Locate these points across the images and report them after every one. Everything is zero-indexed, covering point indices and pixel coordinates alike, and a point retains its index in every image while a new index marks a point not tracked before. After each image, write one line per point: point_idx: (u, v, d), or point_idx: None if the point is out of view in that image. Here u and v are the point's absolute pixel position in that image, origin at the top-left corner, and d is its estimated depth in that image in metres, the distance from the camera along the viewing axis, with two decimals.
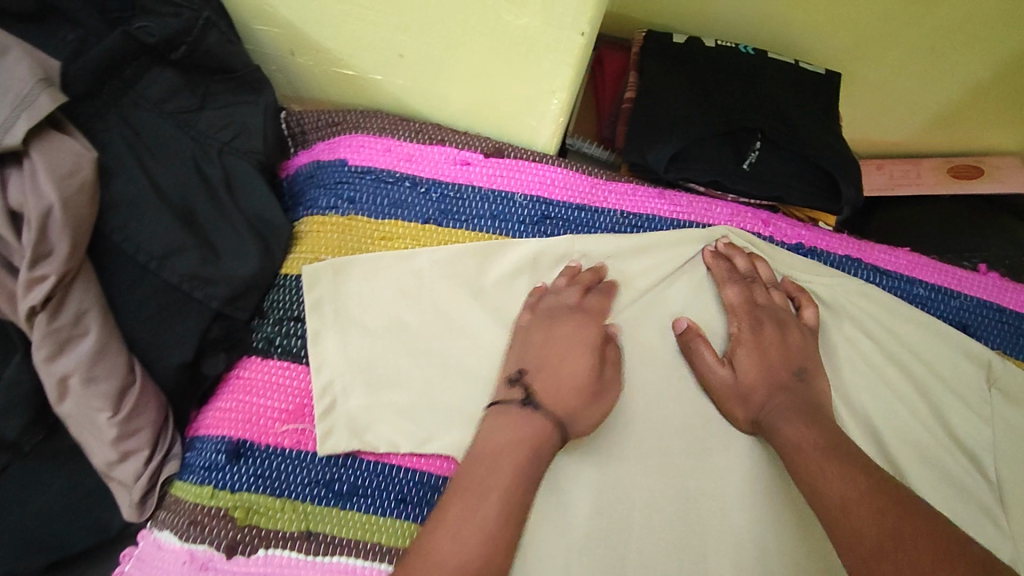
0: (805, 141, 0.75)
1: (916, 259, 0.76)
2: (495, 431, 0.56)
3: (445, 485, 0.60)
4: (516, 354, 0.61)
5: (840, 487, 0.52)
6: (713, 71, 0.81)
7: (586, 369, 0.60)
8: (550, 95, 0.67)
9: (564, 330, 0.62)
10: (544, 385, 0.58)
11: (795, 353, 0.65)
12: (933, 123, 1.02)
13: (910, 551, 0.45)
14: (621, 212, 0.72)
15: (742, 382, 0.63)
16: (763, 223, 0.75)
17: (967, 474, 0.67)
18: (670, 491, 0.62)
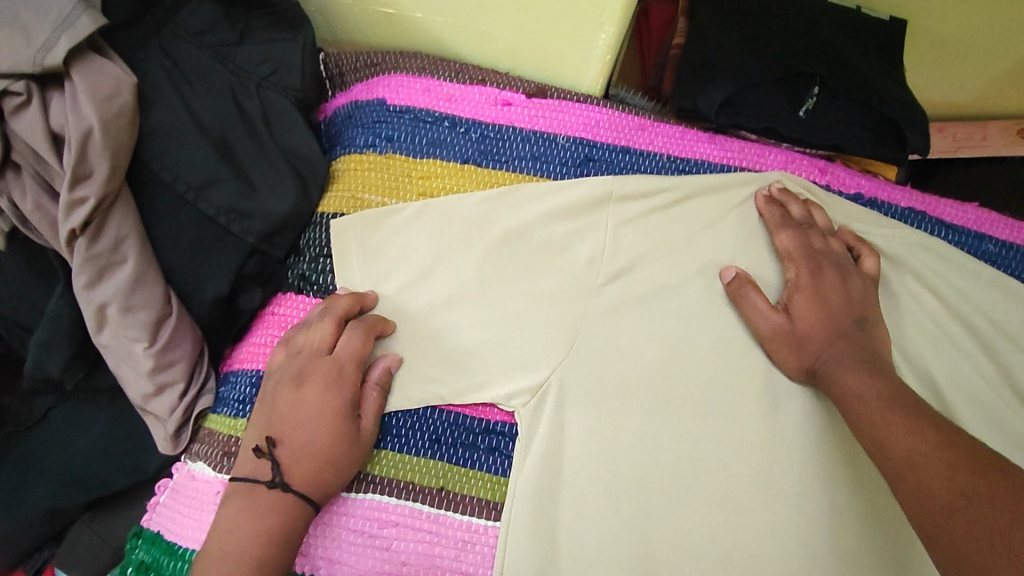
0: (869, 86, 0.70)
1: (986, 215, 0.71)
2: (240, 511, 0.51)
3: (479, 428, 0.60)
4: (266, 417, 0.55)
5: (904, 441, 0.48)
6: (766, 12, 0.76)
7: (348, 435, 0.54)
8: (597, 30, 0.64)
9: (315, 391, 0.55)
10: (293, 454, 0.53)
11: (856, 300, 0.61)
12: (1001, 83, 0.95)
13: (980, 516, 0.40)
14: (668, 156, 0.70)
15: (798, 328, 0.60)
16: (820, 171, 0.70)
17: None
18: (714, 442, 0.60)
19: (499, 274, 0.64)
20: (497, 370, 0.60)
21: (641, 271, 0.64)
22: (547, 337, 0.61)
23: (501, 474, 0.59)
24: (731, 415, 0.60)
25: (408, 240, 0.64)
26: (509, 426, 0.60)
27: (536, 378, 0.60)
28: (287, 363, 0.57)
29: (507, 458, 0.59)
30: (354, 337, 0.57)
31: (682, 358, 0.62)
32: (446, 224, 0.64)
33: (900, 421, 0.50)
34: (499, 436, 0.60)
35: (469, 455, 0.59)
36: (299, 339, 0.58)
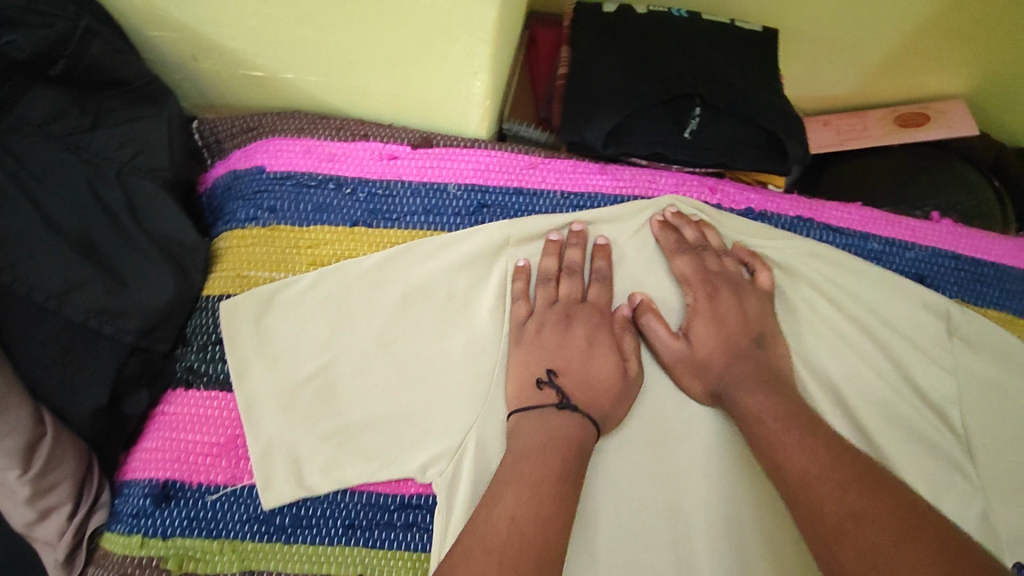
0: (747, 102, 0.71)
1: (868, 213, 0.73)
2: (537, 427, 0.55)
3: (395, 503, 0.56)
4: (543, 350, 0.60)
5: (800, 462, 0.50)
6: (645, 35, 0.78)
7: (614, 367, 0.61)
8: (472, 77, 0.62)
9: (581, 331, 0.62)
10: (576, 386, 0.59)
11: (753, 319, 0.63)
12: (875, 75, 1.00)
13: (868, 536, 0.43)
14: (561, 192, 0.69)
15: (698, 353, 0.62)
16: (709, 190, 0.71)
17: (938, 433, 0.64)
18: (632, 479, 0.60)
19: (402, 336, 0.62)
20: (409, 440, 0.58)
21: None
22: (456, 397, 0.60)
23: (420, 549, 0.55)
24: (645, 450, 0.61)
25: (303, 317, 0.61)
26: (428, 498, 0.57)
27: (451, 440, 0.58)
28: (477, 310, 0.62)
29: (427, 532, 0.56)
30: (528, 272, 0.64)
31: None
32: (350, 290, 0.62)
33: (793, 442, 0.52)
34: (416, 509, 0.57)
35: (386, 535, 0.55)
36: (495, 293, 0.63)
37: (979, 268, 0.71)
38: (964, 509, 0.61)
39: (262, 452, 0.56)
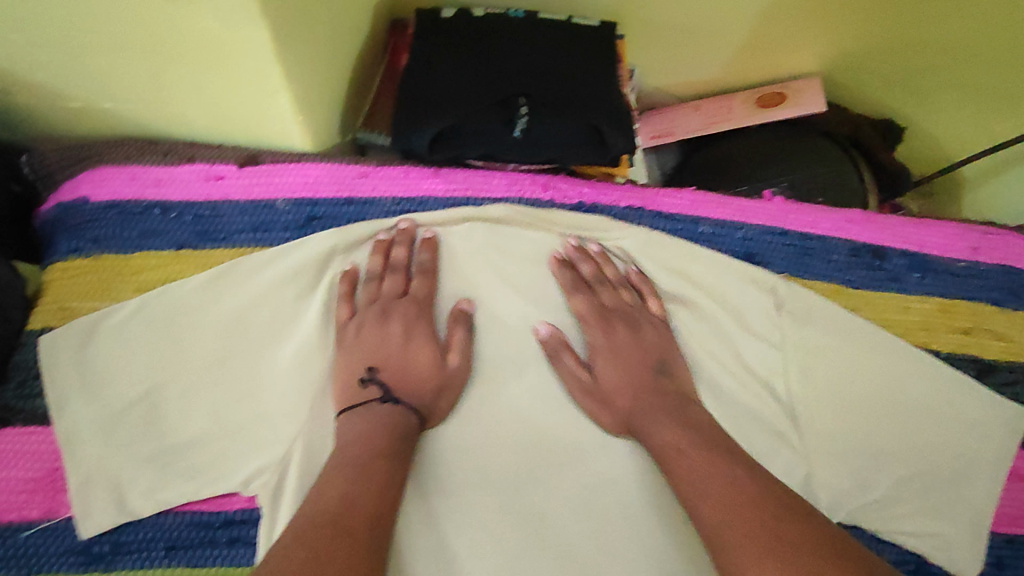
0: (570, 101, 0.72)
1: (700, 196, 0.75)
2: (355, 421, 0.59)
3: (220, 521, 0.59)
4: (362, 349, 0.63)
5: (725, 475, 0.55)
6: (478, 37, 0.79)
7: (430, 358, 0.64)
8: (274, 97, 0.62)
9: (397, 327, 0.65)
10: (395, 380, 0.62)
11: (648, 346, 0.67)
12: (736, 59, 1.02)
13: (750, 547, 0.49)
14: (393, 199, 0.70)
15: (604, 387, 0.66)
16: (542, 187, 0.72)
17: (761, 406, 0.68)
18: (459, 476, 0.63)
19: (229, 352, 0.63)
20: (235, 454, 0.60)
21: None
22: (283, 411, 0.62)
23: (244, 562, 0.58)
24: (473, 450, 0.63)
25: (127, 343, 0.62)
26: (254, 512, 0.60)
27: (276, 449, 0.60)
28: (368, 305, 0.66)
29: (250, 546, 0.59)
30: (426, 277, 0.67)
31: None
32: (179, 309, 0.63)
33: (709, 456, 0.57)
34: (241, 524, 0.59)
35: (209, 552, 0.58)
36: (383, 285, 0.66)
37: (808, 241, 0.73)
38: (785, 478, 0.65)
39: (82, 481, 0.58)
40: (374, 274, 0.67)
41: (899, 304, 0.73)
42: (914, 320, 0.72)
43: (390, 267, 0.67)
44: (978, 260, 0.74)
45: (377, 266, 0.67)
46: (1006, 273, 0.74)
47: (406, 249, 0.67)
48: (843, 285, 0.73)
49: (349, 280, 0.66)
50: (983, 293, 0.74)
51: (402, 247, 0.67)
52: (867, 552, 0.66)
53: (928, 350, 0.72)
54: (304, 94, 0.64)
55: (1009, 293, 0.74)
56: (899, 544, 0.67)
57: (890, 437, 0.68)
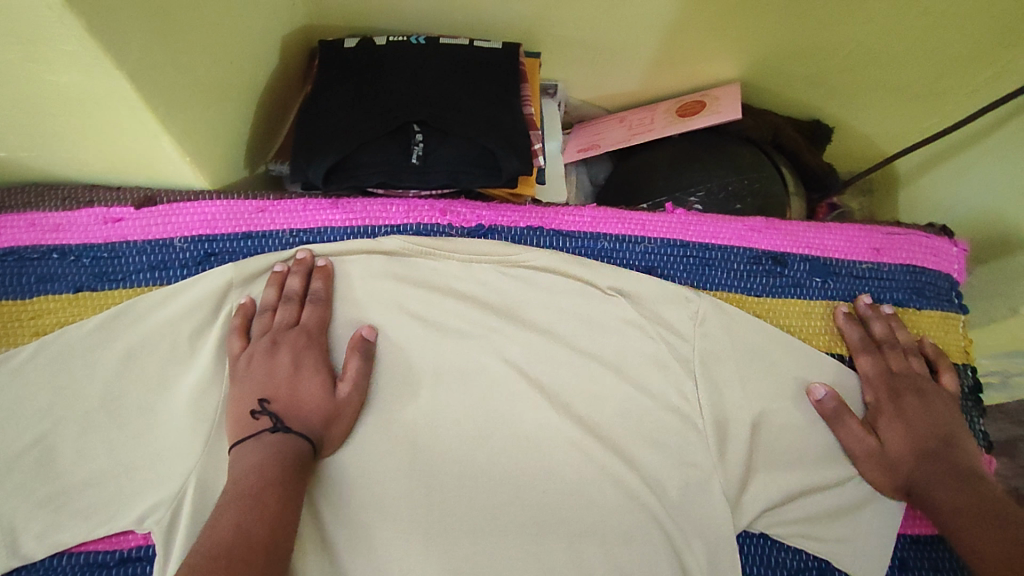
0: (463, 126, 0.73)
1: (602, 212, 0.75)
2: (245, 455, 0.58)
3: (115, 560, 0.62)
4: (256, 381, 0.62)
5: (956, 496, 0.60)
6: (378, 66, 0.80)
7: (319, 388, 0.63)
8: (155, 139, 0.63)
9: (286, 358, 0.63)
10: (287, 411, 0.61)
11: (940, 420, 0.65)
12: (656, 69, 1.02)
13: (994, 538, 0.55)
14: (291, 231, 0.72)
15: (889, 452, 0.65)
16: (440, 213, 0.73)
17: (672, 429, 0.66)
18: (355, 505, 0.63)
19: (125, 392, 0.64)
20: (131, 491, 0.61)
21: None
22: (175, 449, 0.62)
23: None
24: (370, 481, 0.63)
25: (22, 387, 0.63)
26: (147, 550, 0.62)
27: (168, 490, 0.60)
28: (259, 337, 0.65)
29: None
30: (317, 305, 0.67)
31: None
32: (74, 352, 0.64)
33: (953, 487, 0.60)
34: (134, 562, 0.62)
35: None
36: (276, 316, 0.66)
37: (708, 252, 0.73)
38: (693, 496, 0.64)
39: None
40: (268, 306, 0.67)
41: (801, 309, 0.73)
42: (817, 325, 0.72)
43: (283, 297, 0.67)
44: (880, 261, 0.75)
45: (271, 297, 0.67)
46: (909, 273, 0.75)
47: (302, 279, 0.68)
48: (744, 294, 0.73)
49: (243, 312, 0.67)
50: (886, 294, 0.74)
51: (295, 277, 0.68)
52: (770, 562, 0.65)
53: (832, 353, 0.72)
54: (186, 133, 0.65)
55: (912, 293, 0.74)
56: (799, 550, 0.66)
57: (795, 444, 0.67)
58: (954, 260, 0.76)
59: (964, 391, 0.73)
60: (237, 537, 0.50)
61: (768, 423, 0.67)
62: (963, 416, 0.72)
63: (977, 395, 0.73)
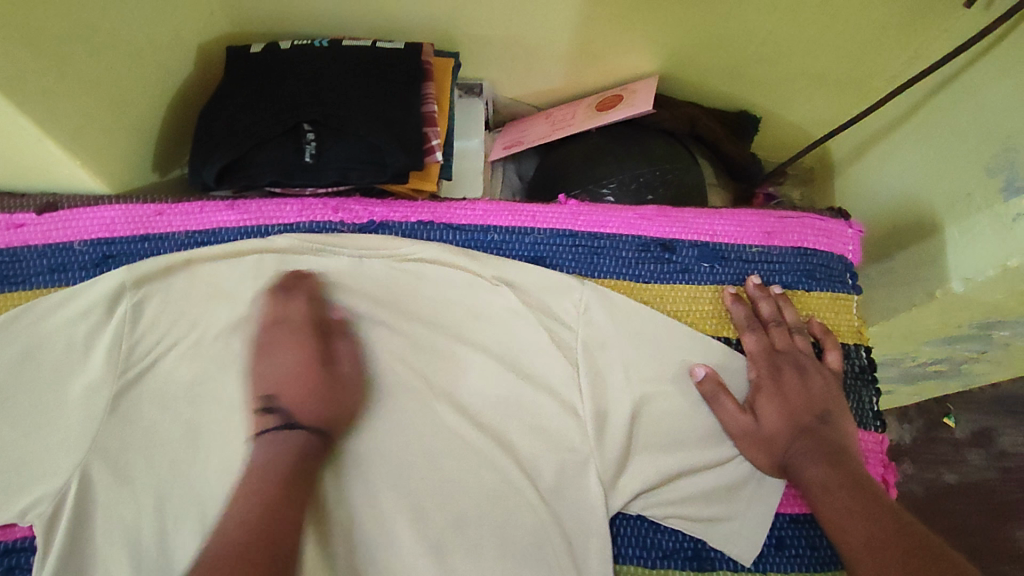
0: (351, 124, 0.76)
1: (493, 206, 0.76)
2: None
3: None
4: None
5: (827, 474, 0.60)
6: (279, 69, 0.82)
7: None
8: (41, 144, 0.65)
9: None
10: None
11: (817, 397, 0.66)
12: (576, 65, 1.03)
13: (857, 520, 0.56)
14: (187, 233, 0.74)
15: (764, 429, 0.66)
16: (332, 211, 0.75)
17: (553, 415, 0.67)
18: (237, 498, 0.63)
19: (17, 389, 0.66)
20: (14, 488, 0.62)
21: (166, 361, 0.68)
22: (62, 446, 0.64)
23: None
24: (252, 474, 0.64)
25: None
26: (30, 541, 0.65)
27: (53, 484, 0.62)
28: None
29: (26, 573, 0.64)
30: None
31: (219, 417, 0.67)
32: None
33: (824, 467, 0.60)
34: (21, 552, 0.65)
35: None
36: None
37: (597, 241, 0.74)
38: (570, 480, 0.65)
39: None
40: None
41: (688, 294, 0.73)
42: (705, 309, 0.73)
43: None
44: (771, 245, 0.75)
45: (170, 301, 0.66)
46: (800, 255, 0.75)
47: None
48: (634, 281, 0.74)
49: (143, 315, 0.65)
50: (774, 277, 0.74)
51: None
52: (645, 544, 0.67)
53: (718, 337, 0.72)
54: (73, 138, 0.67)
55: (802, 275, 0.75)
56: (677, 531, 0.67)
57: (676, 428, 0.68)
58: (851, 242, 0.76)
59: (857, 370, 0.73)
60: None
61: (650, 407, 0.68)
62: (854, 396, 0.72)
63: (874, 374, 0.74)
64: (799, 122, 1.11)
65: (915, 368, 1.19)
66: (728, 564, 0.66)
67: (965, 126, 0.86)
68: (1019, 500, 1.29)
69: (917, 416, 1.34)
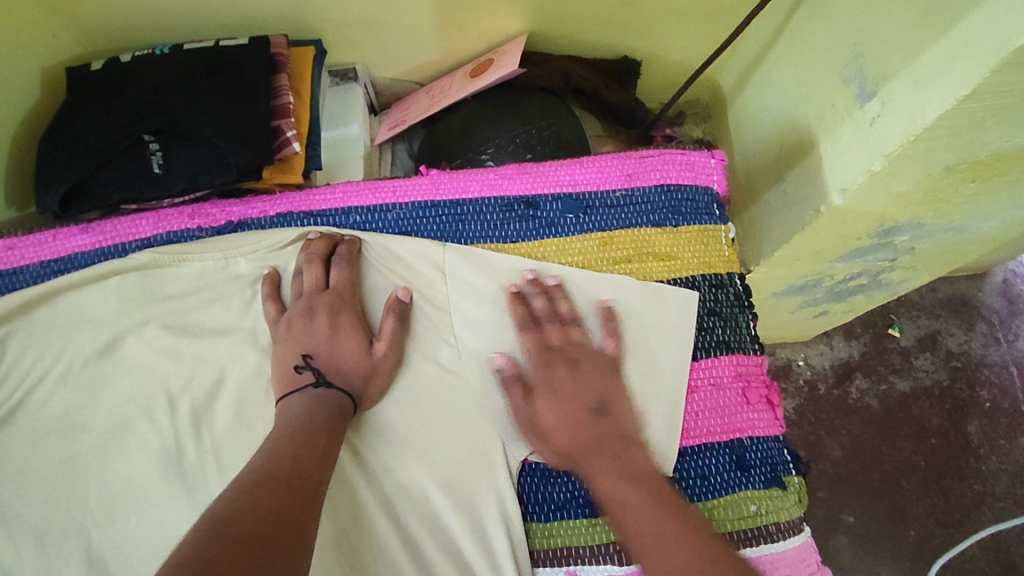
0: (195, 130, 0.74)
1: (352, 185, 0.74)
2: (292, 409, 0.59)
3: None
4: (294, 340, 0.63)
5: (616, 474, 0.59)
6: (120, 82, 0.79)
7: (358, 347, 0.64)
8: None
9: (324, 319, 0.64)
10: (328, 367, 0.62)
11: (596, 386, 0.64)
12: (445, 35, 1.01)
13: (658, 509, 0.56)
14: (42, 263, 0.70)
15: (540, 412, 0.63)
16: (189, 217, 0.72)
17: (437, 386, 0.67)
18: (116, 522, 0.61)
19: None
20: None
21: (38, 394, 0.65)
22: None
23: None
24: (132, 497, 0.62)
25: None
26: None
27: None
28: (298, 305, 0.65)
29: None
30: (268, 301, 0.67)
31: (98, 443, 0.64)
32: None
33: (610, 471, 0.59)
34: None
35: None
36: (300, 296, 0.66)
37: (460, 208, 0.72)
38: (460, 448, 0.65)
39: None
40: (293, 292, 0.67)
41: (558, 246, 0.72)
42: (575, 259, 0.72)
43: None
44: (633, 186, 0.73)
45: (272, 305, 0.66)
46: (664, 192, 0.73)
47: (274, 285, 0.68)
48: (501, 242, 0.72)
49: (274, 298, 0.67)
50: (643, 217, 0.73)
51: (269, 286, 0.68)
52: (537, 498, 0.66)
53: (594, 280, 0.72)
54: None
55: (669, 213, 0.73)
56: (568, 484, 0.66)
57: None
58: (713, 171, 0.74)
59: (734, 297, 0.72)
60: (188, 553, 0.43)
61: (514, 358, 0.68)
62: (729, 322, 0.72)
63: (750, 300, 0.73)
64: (681, 60, 1.10)
65: (838, 286, 1.13)
66: None
67: (825, 37, 0.86)
68: (968, 397, 1.30)
69: (861, 332, 1.34)
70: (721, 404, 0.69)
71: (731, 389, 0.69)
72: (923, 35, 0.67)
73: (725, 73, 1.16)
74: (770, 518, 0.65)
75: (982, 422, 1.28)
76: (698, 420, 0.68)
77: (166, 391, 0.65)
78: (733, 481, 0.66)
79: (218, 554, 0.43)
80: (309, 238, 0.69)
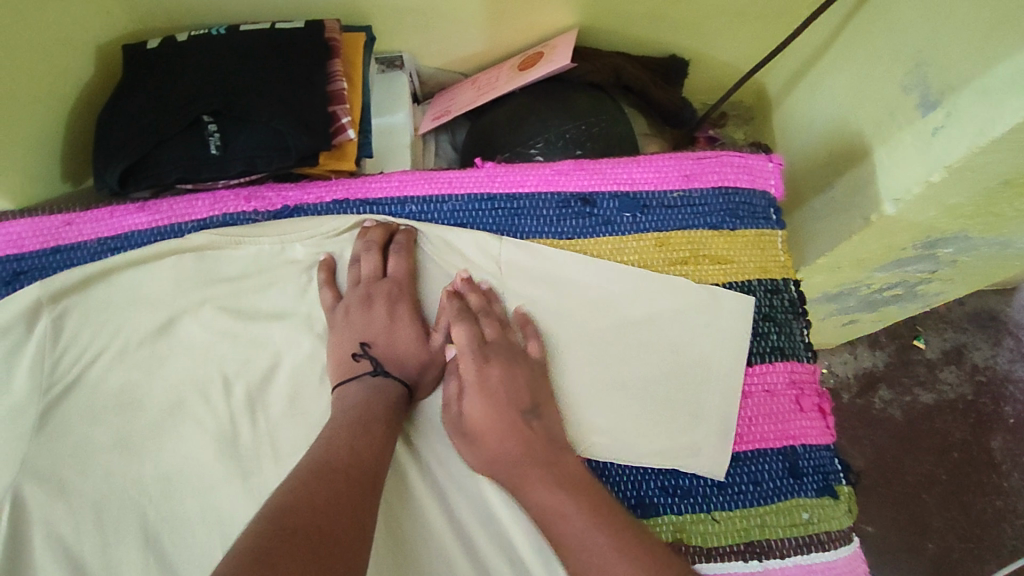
0: (253, 113, 0.74)
1: (408, 175, 0.73)
2: (351, 397, 0.59)
3: None
4: (352, 329, 0.64)
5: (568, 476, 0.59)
6: (177, 62, 0.79)
7: (415, 337, 0.65)
8: None
9: (382, 308, 0.64)
10: (387, 357, 0.63)
11: (497, 406, 0.62)
12: (495, 27, 1.00)
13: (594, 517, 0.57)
14: (99, 240, 0.70)
15: (489, 410, 0.62)
16: (245, 200, 0.71)
17: None
18: (172, 500, 0.61)
19: None
20: None
21: (95, 370, 0.65)
22: None
23: None
24: (188, 476, 0.62)
25: None
26: None
27: None
28: (357, 293, 0.66)
29: None
30: (326, 287, 0.68)
31: (154, 421, 0.64)
32: None
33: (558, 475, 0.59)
34: None
35: None
36: (358, 284, 0.67)
37: (516, 202, 0.72)
38: None
39: None
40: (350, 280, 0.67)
41: (613, 245, 0.71)
42: (630, 258, 0.71)
43: None
44: (691, 187, 0.73)
45: (329, 292, 0.67)
46: (722, 195, 0.73)
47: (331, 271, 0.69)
48: (556, 238, 0.72)
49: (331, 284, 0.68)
50: (701, 219, 0.72)
51: (327, 273, 0.68)
52: None
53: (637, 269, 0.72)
54: None
55: (726, 215, 0.72)
56: (619, 483, 0.66)
57: (606, 377, 0.68)
58: (771, 175, 0.73)
59: (789, 302, 0.72)
60: (252, 542, 0.43)
61: (569, 354, 0.68)
62: (783, 328, 0.71)
63: (804, 306, 0.72)
64: (728, 61, 1.09)
65: (873, 295, 1.12)
66: (672, 508, 0.66)
67: (883, 44, 0.85)
68: (994, 412, 1.29)
69: (888, 342, 1.33)
70: (774, 410, 0.69)
71: (785, 396, 0.70)
72: (993, 47, 0.66)
73: (770, 76, 1.15)
74: (821, 526, 0.66)
75: (1007, 438, 1.27)
76: (750, 425, 0.68)
77: (221, 373, 0.66)
78: (785, 488, 0.67)
79: (284, 542, 0.43)
80: (366, 227, 0.69)
